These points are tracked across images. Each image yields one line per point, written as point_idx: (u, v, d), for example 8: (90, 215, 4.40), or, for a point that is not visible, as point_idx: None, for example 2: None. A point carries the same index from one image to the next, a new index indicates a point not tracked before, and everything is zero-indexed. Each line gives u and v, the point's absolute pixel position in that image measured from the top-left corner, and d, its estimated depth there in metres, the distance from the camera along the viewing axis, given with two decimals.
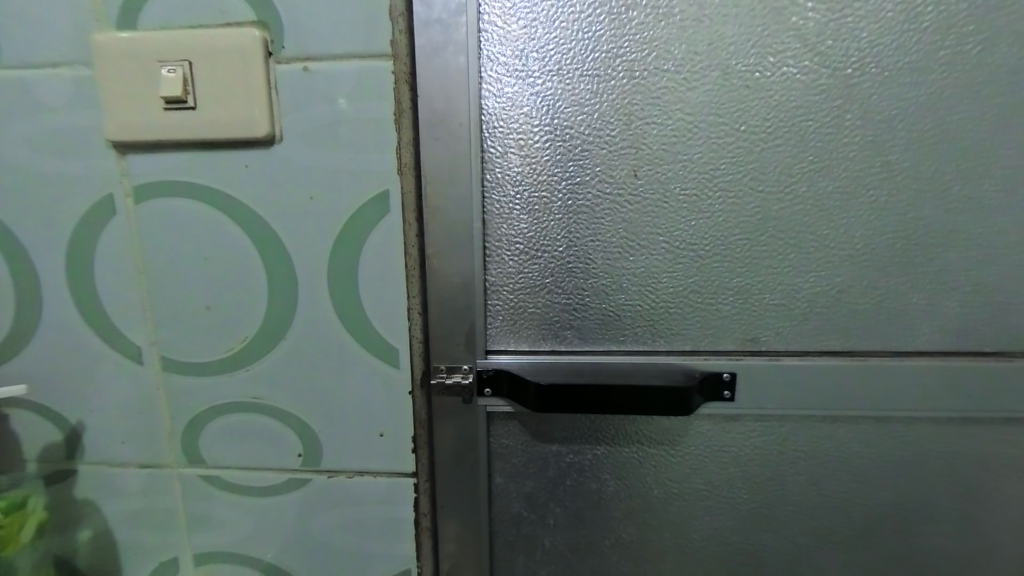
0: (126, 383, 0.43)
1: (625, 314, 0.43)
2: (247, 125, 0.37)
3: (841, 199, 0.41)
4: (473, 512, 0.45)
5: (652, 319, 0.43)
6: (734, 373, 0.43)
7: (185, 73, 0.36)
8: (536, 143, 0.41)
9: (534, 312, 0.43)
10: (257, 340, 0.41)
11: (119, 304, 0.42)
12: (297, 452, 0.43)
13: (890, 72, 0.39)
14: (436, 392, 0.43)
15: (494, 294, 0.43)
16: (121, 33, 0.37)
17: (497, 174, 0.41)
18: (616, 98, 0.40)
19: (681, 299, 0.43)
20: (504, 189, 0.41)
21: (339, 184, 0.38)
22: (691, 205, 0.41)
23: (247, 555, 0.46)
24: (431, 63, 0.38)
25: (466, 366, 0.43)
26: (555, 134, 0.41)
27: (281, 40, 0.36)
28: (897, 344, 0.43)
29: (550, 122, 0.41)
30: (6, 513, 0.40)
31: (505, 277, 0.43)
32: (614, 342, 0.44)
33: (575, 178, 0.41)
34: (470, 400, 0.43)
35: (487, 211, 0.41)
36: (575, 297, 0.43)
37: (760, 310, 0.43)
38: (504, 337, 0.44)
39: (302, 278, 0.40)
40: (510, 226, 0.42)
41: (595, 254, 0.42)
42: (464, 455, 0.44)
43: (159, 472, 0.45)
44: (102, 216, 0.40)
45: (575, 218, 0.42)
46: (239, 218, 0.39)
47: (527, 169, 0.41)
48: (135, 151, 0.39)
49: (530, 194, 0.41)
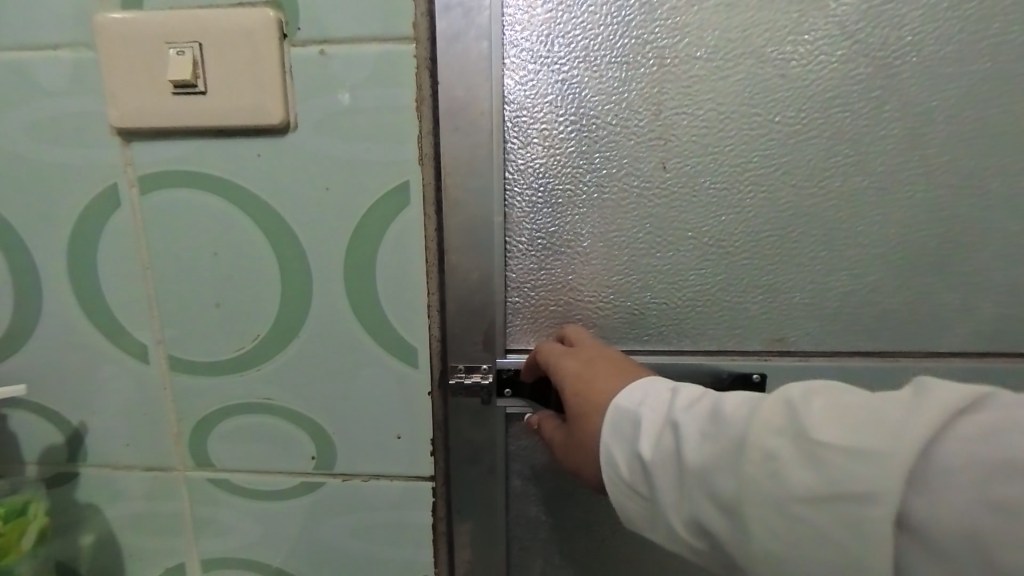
0: (130, 382, 0.41)
1: (649, 313, 0.42)
2: (261, 113, 0.35)
3: (876, 194, 0.39)
4: (491, 515, 0.44)
5: (677, 318, 0.42)
6: (764, 374, 0.41)
7: (195, 55, 0.34)
8: (560, 133, 0.39)
9: (556, 310, 0.42)
10: (268, 338, 0.39)
11: (122, 300, 0.40)
12: (310, 455, 0.42)
13: (930, 62, 0.38)
14: (453, 392, 0.41)
15: (514, 292, 0.41)
16: (125, 13, 0.35)
17: (519, 165, 0.39)
18: (645, 86, 0.38)
19: (708, 297, 0.41)
20: (526, 181, 0.40)
21: (355, 175, 0.36)
22: (719, 200, 0.40)
23: (255, 559, 0.45)
24: (452, 48, 0.36)
25: (485, 366, 0.41)
26: (580, 123, 0.39)
27: (296, 21, 0.34)
28: (928, 346, 0.41)
29: (575, 111, 0.39)
30: (5, 520, 0.37)
31: (525, 273, 0.41)
32: (638, 341, 0.42)
33: (601, 171, 0.40)
34: (489, 401, 0.41)
35: (509, 204, 0.40)
36: (598, 294, 0.42)
37: (790, 309, 0.41)
38: (524, 335, 0.42)
39: (315, 274, 0.38)
40: (532, 221, 0.40)
41: (620, 250, 0.41)
42: (483, 457, 0.42)
43: (165, 475, 0.43)
44: (104, 206, 0.38)
45: (600, 213, 0.40)
46: (251, 209, 0.37)
47: (550, 160, 0.39)
48: (139, 138, 0.37)
49: (554, 187, 0.40)
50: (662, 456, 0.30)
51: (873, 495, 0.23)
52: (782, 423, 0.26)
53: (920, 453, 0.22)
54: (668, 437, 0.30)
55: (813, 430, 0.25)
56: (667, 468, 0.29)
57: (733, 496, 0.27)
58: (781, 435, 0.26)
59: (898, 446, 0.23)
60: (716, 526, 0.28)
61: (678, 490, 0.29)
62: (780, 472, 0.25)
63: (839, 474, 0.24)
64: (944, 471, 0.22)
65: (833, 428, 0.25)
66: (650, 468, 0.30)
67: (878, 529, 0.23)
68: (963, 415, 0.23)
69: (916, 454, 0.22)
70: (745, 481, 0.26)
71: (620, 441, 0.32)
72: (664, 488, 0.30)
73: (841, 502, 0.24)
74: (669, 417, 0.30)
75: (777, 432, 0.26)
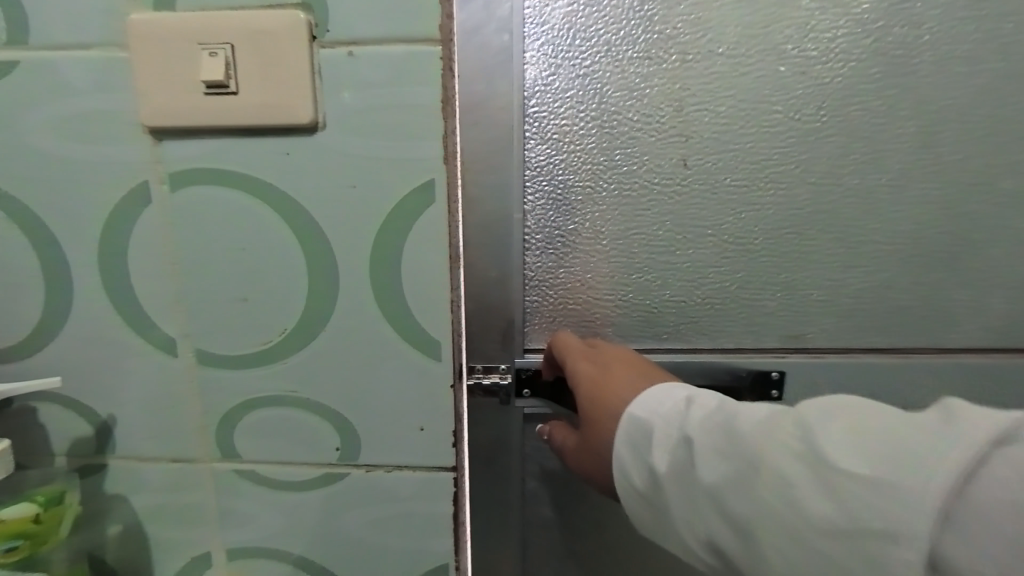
0: (158, 376, 0.42)
1: (666, 307, 0.43)
2: (290, 112, 0.36)
3: (889, 192, 0.40)
4: (508, 513, 0.46)
5: (694, 313, 0.43)
6: (782, 372, 0.43)
7: (227, 56, 0.35)
8: (581, 130, 0.40)
9: (575, 304, 0.43)
10: (294, 333, 0.40)
11: (150, 294, 0.40)
12: (335, 446, 0.42)
13: (943, 62, 0.38)
14: (474, 391, 0.43)
15: (534, 286, 0.43)
16: (158, 14, 0.35)
17: (540, 161, 0.41)
18: (665, 83, 0.39)
19: (725, 293, 0.42)
20: (547, 177, 0.41)
21: (382, 173, 0.37)
22: (735, 199, 0.41)
23: (278, 550, 0.45)
24: (470, 40, 0.37)
25: (504, 366, 0.43)
26: (594, 121, 0.40)
27: (325, 23, 0.35)
28: (935, 340, 0.43)
29: (596, 107, 0.40)
30: (44, 507, 0.35)
31: (544, 268, 0.42)
32: (656, 336, 0.43)
33: (621, 167, 0.41)
34: (507, 401, 0.44)
35: (530, 201, 0.41)
36: (617, 289, 0.43)
37: (806, 306, 0.42)
38: (543, 328, 0.44)
39: (342, 269, 0.39)
40: (552, 216, 0.42)
41: (638, 246, 0.42)
42: (500, 455, 0.45)
43: (191, 467, 0.44)
44: (134, 203, 0.39)
45: (620, 209, 0.41)
46: (279, 206, 0.38)
47: (570, 159, 0.41)
48: (169, 137, 0.37)
49: (574, 183, 0.41)
50: (673, 469, 0.31)
51: (892, 530, 0.23)
52: (800, 447, 0.27)
53: (939, 488, 0.23)
54: (681, 453, 0.31)
55: (828, 456, 0.25)
56: (680, 481, 0.31)
57: (747, 519, 0.28)
58: (796, 457, 0.26)
59: (916, 480, 0.23)
60: (726, 543, 0.29)
61: (689, 505, 0.30)
62: (796, 496, 0.26)
63: (857, 506, 0.24)
64: (976, 515, 0.22)
65: (853, 457, 0.25)
66: (665, 483, 0.31)
67: (896, 563, 0.23)
68: (989, 454, 0.23)
69: (936, 490, 0.23)
70: (762, 504, 0.27)
71: (635, 454, 0.33)
72: (676, 501, 0.31)
73: (860, 535, 0.24)
74: (682, 430, 0.31)
75: (793, 454, 0.27)
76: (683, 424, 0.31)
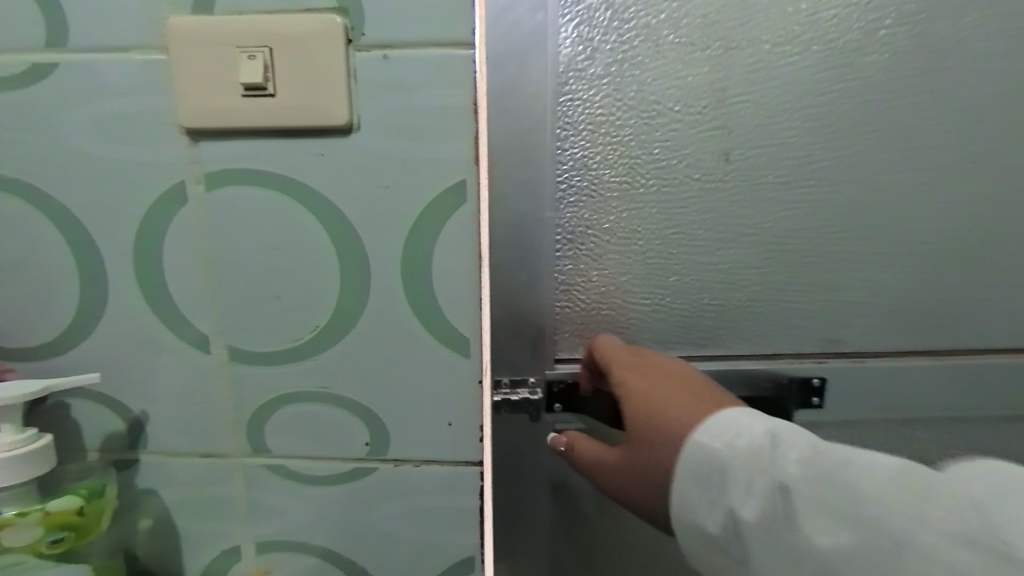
0: (191, 372, 0.43)
1: (695, 288, 0.48)
2: (326, 114, 0.36)
3: (861, 189, 0.47)
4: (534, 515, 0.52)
5: (719, 295, 0.48)
6: (823, 377, 0.50)
7: (265, 59, 0.36)
8: (621, 125, 0.44)
9: (611, 289, 0.47)
10: (326, 330, 0.41)
11: (184, 292, 0.41)
12: (364, 441, 0.43)
13: (903, 81, 0.45)
14: (505, 407, 0.48)
15: (572, 277, 0.47)
16: (197, 17, 0.36)
17: (582, 155, 0.45)
18: (700, 80, 0.44)
19: (748, 277, 0.48)
20: (589, 170, 0.45)
21: (414, 173, 0.38)
22: (752, 204, 0.46)
23: (306, 544, 0.46)
24: (499, 22, 0.40)
25: (533, 383, 0.48)
26: (628, 135, 0.44)
27: (361, 26, 0.36)
28: (927, 341, 0.50)
29: (636, 103, 0.44)
30: (88, 498, 0.36)
31: (583, 257, 0.47)
32: (683, 314, 0.48)
33: (658, 162, 0.45)
34: (536, 415, 0.49)
35: (569, 193, 0.45)
36: (649, 275, 0.47)
37: (810, 289, 0.49)
38: (579, 311, 0.48)
39: (374, 268, 0.40)
40: (593, 209, 0.46)
41: (671, 236, 0.47)
42: (525, 463, 0.51)
43: (222, 462, 0.45)
44: (170, 203, 0.39)
45: (656, 200, 0.46)
46: (313, 205, 0.39)
47: (602, 182, 0.45)
48: (206, 138, 0.38)
49: (614, 178, 0.45)
50: (762, 515, 0.35)
51: None
52: (938, 520, 0.31)
53: None
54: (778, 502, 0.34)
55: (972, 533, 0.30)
56: (767, 525, 0.35)
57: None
58: (931, 530, 0.31)
59: None
60: None
61: (779, 552, 0.35)
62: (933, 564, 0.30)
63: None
64: None
65: (984, 528, 0.30)
66: (758, 530, 0.35)
67: None
68: None
69: None
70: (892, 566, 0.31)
71: (725, 497, 0.36)
72: (763, 543, 0.35)
73: None
74: (780, 480, 0.35)
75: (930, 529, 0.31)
76: (771, 464, 0.35)
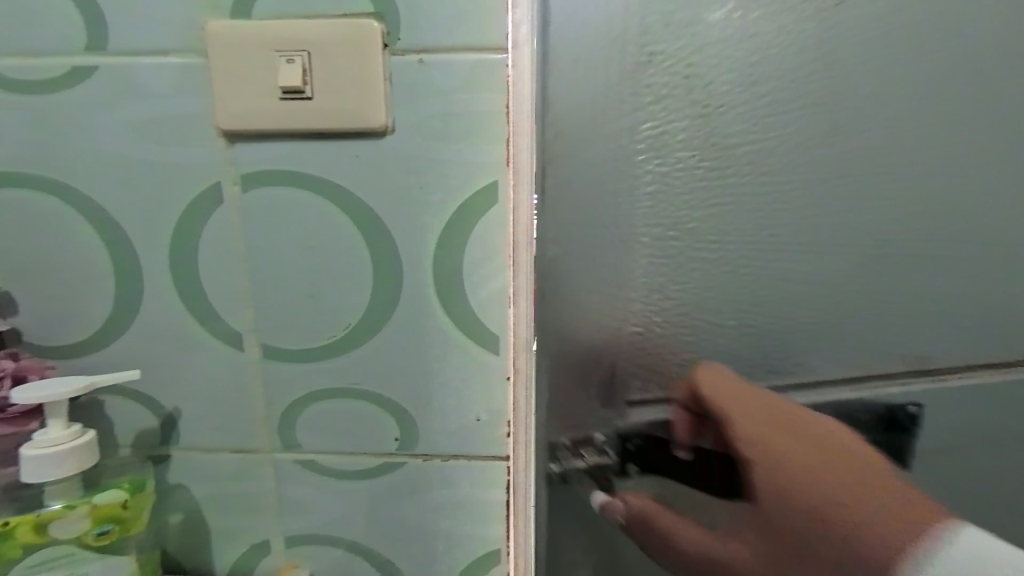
0: (223, 369, 0.43)
1: (761, 292, 0.50)
2: (363, 117, 0.37)
3: (853, 191, 0.51)
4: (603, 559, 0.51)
5: (781, 297, 0.51)
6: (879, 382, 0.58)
7: (304, 63, 0.37)
8: (692, 134, 0.44)
9: (683, 303, 0.48)
10: (358, 327, 0.42)
11: (218, 290, 0.42)
12: (393, 436, 0.44)
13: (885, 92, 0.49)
14: (569, 461, 0.47)
15: (644, 303, 0.46)
16: (235, 21, 0.37)
17: (657, 166, 0.44)
18: (765, 87, 0.45)
19: (806, 280, 0.51)
20: (664, 183, 0.44)
21: (447, 175, 0.39)
22: (804, 210, 0.49)
23: (335, 537, 0.47)
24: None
25: (600, 430, 0.48)
26: (704, 172, 0.45)
27: (397, 32, 0.37)
28: (915, 328, 0.57)
29: (709, 109, 0.44)
30: (132, 492, 0.36)
31: (658, 280, 0.46)
32: (751, 316, 0.50)
33: (732, 170, 0.46)
34: (605, 459, 0.49)
35: (639, 208, 0.44)
36: (721, 284, 0.48)
37: (838, 290, 0.53)
38: (652, 334, 0.48)
39: (406, 267, 0.41)
40: (667, 227, 0.45)
41: (741, 246, 0.48)
42: (596, 511, 0.49)
43: (253, 457, 0.45)
44: (206, 203, 0.40)
45: (731, 209, 0.47)
46: (347, 205, 0.40)
47: (681, 226, 0.45)
48: (243, 140, 0.39)
49: (693, 190, 0.45)
50: None
51: None
52: None
53: None
54: None
55: None
56: None
57: None
58: None
59: None
60: None
61: None
62: None
63: None
64: None
65: None
66: None
67: None
68: None
69: None
70: None
71: None
72: None
73: None
74: None
75: None
76: None
